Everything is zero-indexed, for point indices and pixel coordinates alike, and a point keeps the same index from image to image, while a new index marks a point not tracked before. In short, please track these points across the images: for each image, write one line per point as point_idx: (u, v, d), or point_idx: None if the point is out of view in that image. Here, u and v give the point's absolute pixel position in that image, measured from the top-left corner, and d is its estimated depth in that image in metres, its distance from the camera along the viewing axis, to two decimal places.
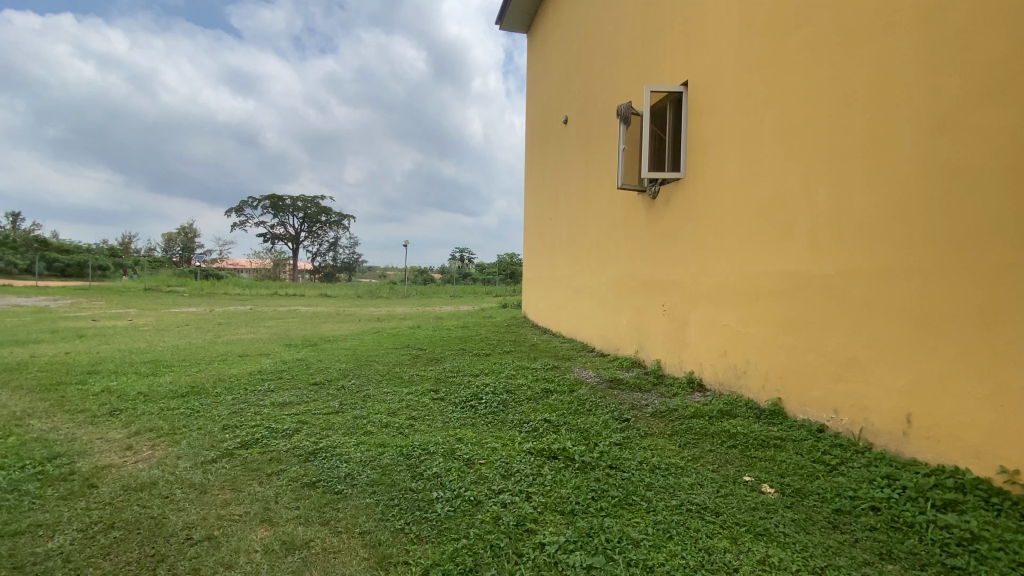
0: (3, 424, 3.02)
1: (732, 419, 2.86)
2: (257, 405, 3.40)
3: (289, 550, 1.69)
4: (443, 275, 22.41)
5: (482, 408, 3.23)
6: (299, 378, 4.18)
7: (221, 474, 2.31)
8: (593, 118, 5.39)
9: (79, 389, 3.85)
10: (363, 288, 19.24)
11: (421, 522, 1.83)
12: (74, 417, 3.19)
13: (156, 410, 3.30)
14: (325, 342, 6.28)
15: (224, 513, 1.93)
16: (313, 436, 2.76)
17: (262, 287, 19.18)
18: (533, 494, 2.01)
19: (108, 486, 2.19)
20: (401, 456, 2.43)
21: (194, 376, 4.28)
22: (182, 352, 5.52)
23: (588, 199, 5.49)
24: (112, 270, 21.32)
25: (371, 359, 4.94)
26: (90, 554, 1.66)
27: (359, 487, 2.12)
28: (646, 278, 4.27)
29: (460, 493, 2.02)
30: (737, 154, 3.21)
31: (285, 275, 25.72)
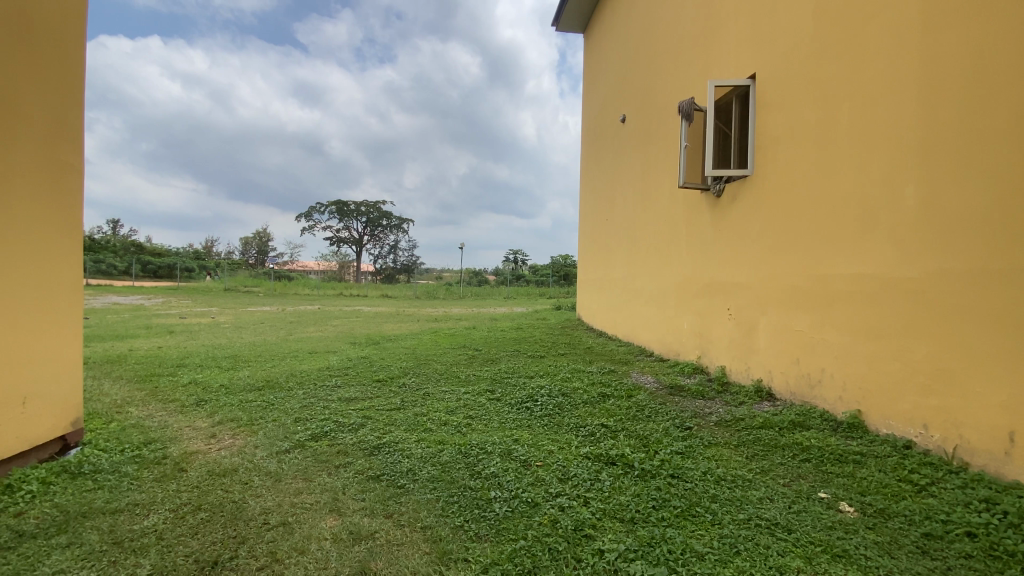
0: (107, 411, 3.36)
1: (805, 431, 2.69)
2: (325, 400, 3.58)
3: (356, 540, 1.76)
4: (497, 277, 22.66)
5: (538, 409, 3.23)
6: (363, 375, 4.37)
7: (294, 463, 2.45)
8: (652, 116, 5.27)
9: (171, 380, 4.23)
10: (421, 288, 19.89)
11: (480, 520, 1.86)
12: (166, 406, 3.51)
13: (236, 402, 3.56)
14: (386, 340, 6.52)
15: (297, 502, 2.05)
16: (376, 432, 2.86)
17: (329, 287, 20.34)
18: (591, 499, 1.99)
19: (195, 471, 2.38)
20: (459, 454, 2.47)
21: (269, 371, 4.59)
22: (258, 348, 5.93)
23: (647, 199, 5.36)
24: (198, 272, 23.29)
25: (429, 358, 5.07)
26: (180, 533, 1.81)
27: (420, 482, 2.18)
28: (709, 281, 4.11)
29: (518, 494, 2.02)
30: (810, 150, 3.02)
31: (348, 277, 27.03)
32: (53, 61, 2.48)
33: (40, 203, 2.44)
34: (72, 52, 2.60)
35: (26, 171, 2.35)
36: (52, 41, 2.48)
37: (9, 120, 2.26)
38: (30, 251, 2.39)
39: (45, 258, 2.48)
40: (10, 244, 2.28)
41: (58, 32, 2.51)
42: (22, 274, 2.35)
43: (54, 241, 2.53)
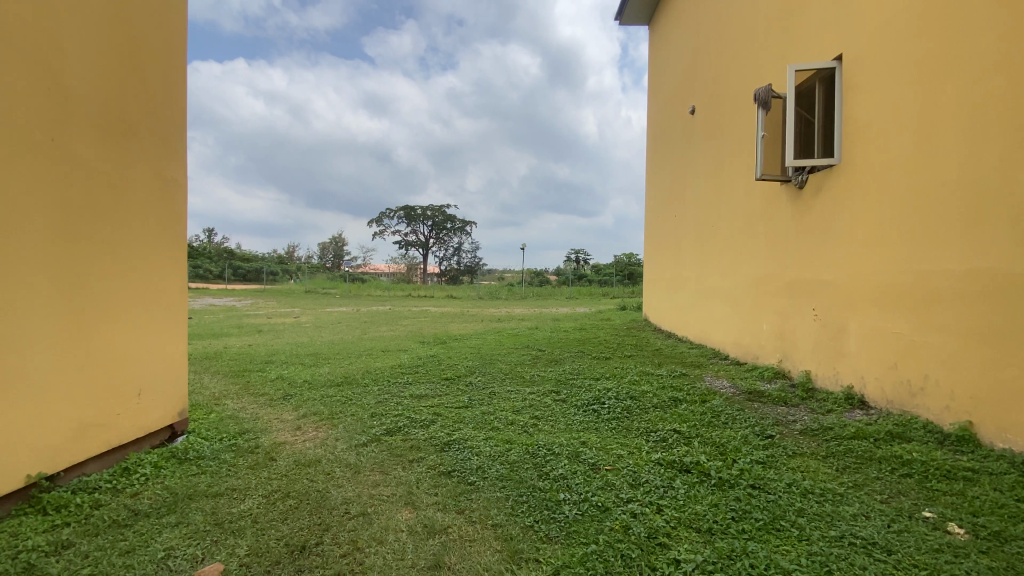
0: (208, 403, 3.71)
1: (905, 443, 2.44)
2: (398, 396, 3.74)
3: (431, 533, 1.82)
4: (559, 277, 22.60)
5: (605, 412, 3.17)
6: (432, 372, 4.51)
7: (371, 456, 2.57)
8: (725, 106, 5.02)
9: (261, 375, 4.59)
10: (484, 289, 20.26)
11: (550, 521, 1.85)
12: (257, 399, 3.81)
13: (317, 396, 3.80)
14: (453, 340, 6.70)
15: (375, 493, 2.15)
16: (446, 429, 2.94)
17: (398, 288, 21.29)
18: (664, 507, 1.92)
19: (284, 460, 2.57)
20: (527, 454, 2.48)
21: (347, 367, 4.86)
22: (336, 346, 6.30)
23: (720, 193, 5.11)
24: (282, 275, 25.14)
25: (494, 357, 5.15)
26: (272, 518, 1.96)
27: (489, 480, 2.21)
28: (790, 279, 3.86)
29: (587, 497, 2.00)
30: (908, 135, 2.75)
31: (415, 278, 28.08)
32: (157, 85, 2.75)
33: (151, 216, 2.72)
34: (176, 75, 2.90)
35: (138, 188, 2.63)
36: (161, 66, 2.78)
37: (124, 142, 2.53)
38: (143, 260, 2.68)
39: (155, 265, 2.77)
40: (127, 254, 2.57)
41: (161, 59, 2.78)
42: (137, 280, 2.64)
43: (163, 248, 2.82)
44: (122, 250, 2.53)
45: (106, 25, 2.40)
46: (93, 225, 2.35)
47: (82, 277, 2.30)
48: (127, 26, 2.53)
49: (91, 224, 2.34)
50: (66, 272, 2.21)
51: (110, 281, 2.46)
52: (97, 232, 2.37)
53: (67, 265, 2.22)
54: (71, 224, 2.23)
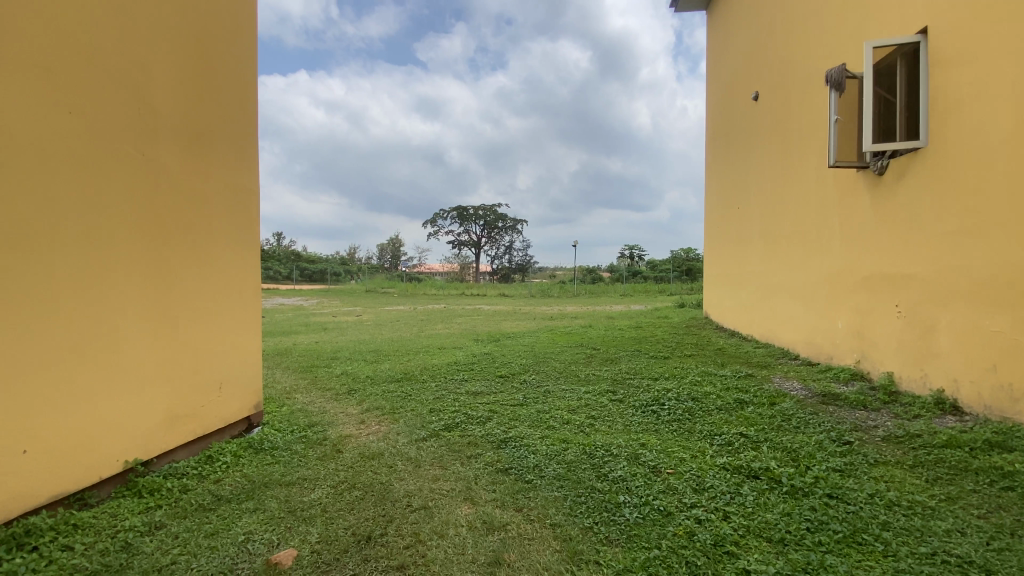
0: (280, 396, 3.96)
1: (1008, 454, 2.19)
2: (455, 392, 3.82)
3: (490, 530, 1.84)
4: (612, 275, 22.25)
5: (665, 413, 3.08)
6: (487, 370, 4.57)
7: (430, 451, 2.64)
8: (792, 90, 4.73)
9: (327, 370, 4.84)
10: (536, 287, 20.30)
11: (610, 524, 1.82)
12: (324, 393, 4.02)
13: (379, 391, 3.95)
14: (506, 337, 6.77)
15: (435, 488, 2.20)
16: (502, 426, 2.97)
17: (453, 287, 21.76)
18: (731, 514, 1.84)
19: (349, 452, 2.69)
20: (584, 454, 2.45)
21: (406, 364, 5.03)
22: (395, 343, 6.54)
23: (788, 183, 4.82)
24: (344, 275, 26.33)
25: (548, 355, 5.14)
26: (340, 508, 2.05)
27: (547, 479, 2.21)
28: (869, 273, 3.57)
29: (649, 501, 1.94)
30: (1009, 111, 2.47)
31: (469, 277, 28.58)
32: (232, 99, 2.95)
33: (229, 223, 2.93)
34: (247, 88, 3.09)
35: (218, 196, 2.84)
36: (235, 81, 2.98)
37: (202, 153, 2.72)
38: (222, 264, 2.89)
39: (233, 269, 2.97)
40: (209, 258, 2.78)
41: (234, 74, 2.98)
42: (217, 282, 2.85)
43: (239, 252, 3.02)
44: (203, 254, 2.73)
45: (184, 45, 2.59)
46: (177, 232, 2.55)
47: (170, 280, 2.50)
48: (204, 45, 2.73)
49: (177, 231, 2.54)
50: (156, 276, 2.42)
51: (194, 284, 2.67)
52: (180, 238, 2.57)
53: (156, 270, 2.42)
54: (158, 231, 2.43)
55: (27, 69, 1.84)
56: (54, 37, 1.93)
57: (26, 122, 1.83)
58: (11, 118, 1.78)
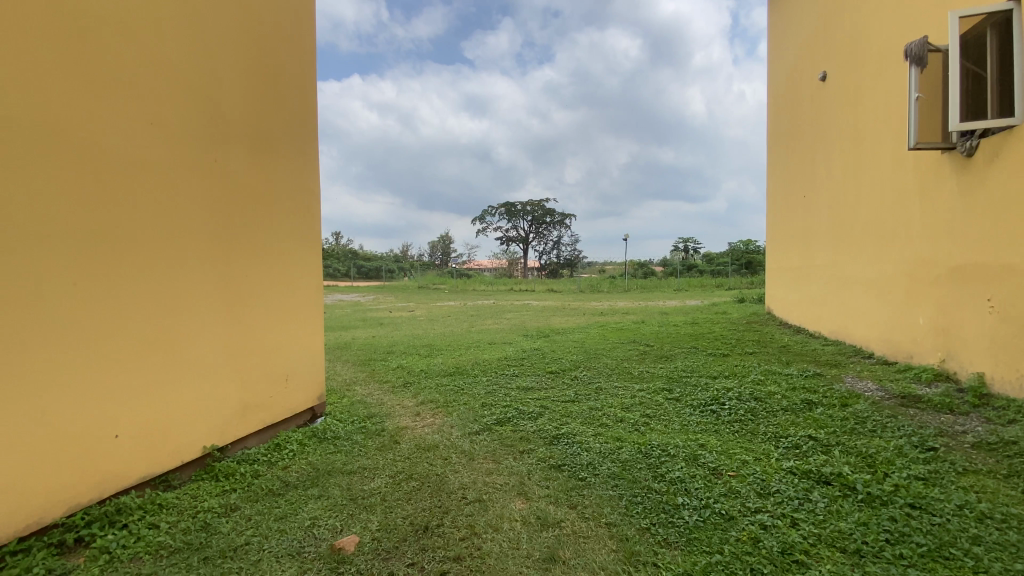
0: (341, 388, 4.14)
1: None
2: (506, 387, 3.85)
3: (544, 526, 1.83)
4: (665, 269, 21.66)
5: (726, 414, 2.96)
6: (537, 365, 4.57)
7: (484, 445, 2.67)
8: (866, 67, 4.38)
9: (383, 364, 5.02)
10: (586, 281, 20.09)
11: (668, 525, 1.77)
12: (381, 386, 4.17)
13: (433, 385, 4.05)
14: (556, 333, 6.74)
15: (489, 481, 2.23)
16: (555, 422, 2.95)
17: (502, 282, 21.93)
18: (800, 521, 1.74)
19: (406, 444, 2.77)
20: (639, 453, 2.40)
21: (458, 358, 5.13)
22: (447, 338, 6.69)
23: (861, 168, 4.47)
24: (397, 273, 27.15)
25: (599, 351, 5.08)
26: (398, 497, 2.12)
27: (601, 477, 2.18)
28: (955, 265, 3.26)
29: (709, 504, 1.88)
30: None
31: (517, 273, 28.73)
32: (294, 105, 3.09)
33: (293, 225, 3.08)
34: (308, 93, 3.23)
35: (282, 198, 3.00)
36: (296, 88, 3.12)
37: (268, 158, 2.87)
38: (287, 263, 3.04)
39: (296, 267, 3.12)
40: (275, 258, 2.94)
41: (296, 81, 3.12)
42: (283, 280, 3.01)
43: (302, 252, 3.17)
44: (270, 253, 2.89)
45: (249, 56, 2.73)
46: (247, 234, 2.71)
47: (240, 279, 2.67)
48: (267, 53, 2.87)
49: (246, 232, 2.71)
50: (228, 275, 2.59)
51: (263, 281, 2.84)
52: (249, 239, 2.73)
53: (227, 269, 2.58)
54: (229, 232, 2.59)
55: (113, 85, 2.00)
56: (136, 56, 2.09)
57: (111, 134, 1.99)
58: (101, 131, 1.95)
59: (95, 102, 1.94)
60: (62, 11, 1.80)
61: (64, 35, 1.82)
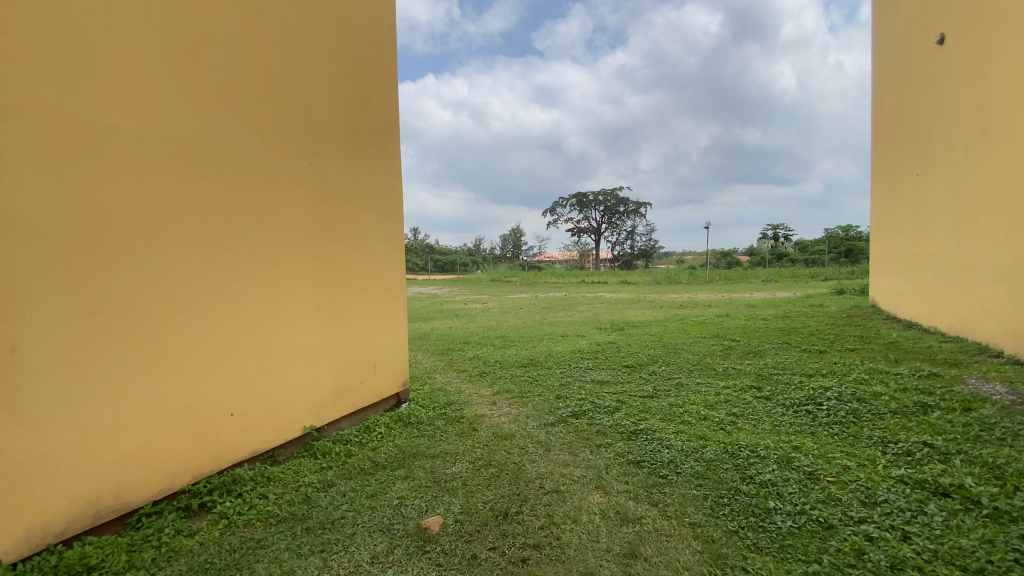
0: (422, 376, 4.35)
1: None
2: (581, 380, 3.83)
3: (624, 521, 1.81)
4: (750, 259, 20.34)
5: (823, 415, 2.74)
6: (613, 358, 4.51)
7: (560, 437, 2.68)
8: (995, 23, 3.81)
9: (460, 353, 5.20)
10: (662, 272, 19.39)
11: (758, 530, 1.68)
12: (459, 375, 4.32)
13: (509, 375, 4.13)
14: (631, 326, 6.59)
15: (566, 473, 2.24)
16: (632, 417, 2.90)
17: (574, 274, 21.78)
18: (913, 535, 1.57)
19: (484, 432, 2.85)
20: (725, 453, 2.29)
21: (531, 350, 5.18)
22: (521, 329, 6.78)
23: (989, 140, 3.91)
24: (471, 266, 27.84)
25: (678, 346, 4.90)
26: (478, 483, 2.19)
27: (684, 476, 2.11)
28: None
29: (805, 510, 1.75)
30: None
31: (590, 265, 28.39)
32: (379, 108, 3.27)
33: (378, 223, 3.25)
34: (390, 95, 3.38)
35: (369, 197, 3.17)
36: (379, 91, 3.28)
37: (356, 159, 3.05)
38: (373, 259, 3.22)
39: (381, 262, 3.30)
40: (363, 253, 3.13)
41: (379, 85, 3.28)
42: (370, 275, 3.19)
43: (386, 247, 3.35)
44: (358, 249, 3.08)
45: (337, 63, 2.91)
46: (338, 231, 2.90)
47: (333, 273, 2.87)
48: (354, 60, 3.04)
49: (337, 230, 2.90)
50: (322, 270, 2.79)
51: (352, 275, 3.03)
52: (340, 236, 2.93)
53: (322, 264, 2.79)
54: (323, 230, 2.80)
55: (225, 99, 2.22)
56: (242, 72, 2.30)
57: (224, 143, 2.21)
58: (215, 142, 2.17)
59: (211, 115, 2.16)
60: (180, 35, 2.03)
61: (184, 57, 2.04)
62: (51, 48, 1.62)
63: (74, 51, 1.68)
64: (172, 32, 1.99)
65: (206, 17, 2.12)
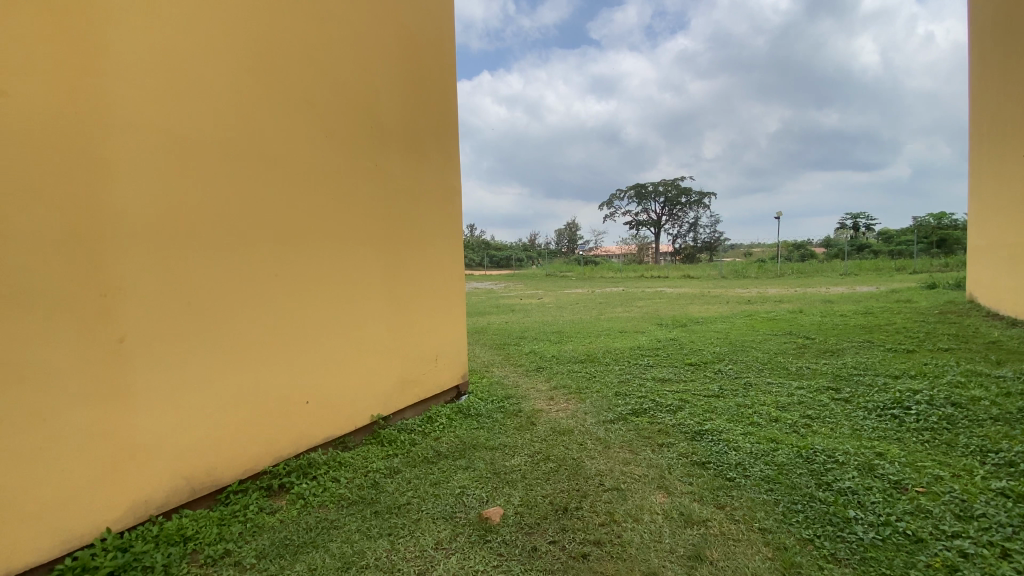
0: (480, 369, 4.44)
1: None
2: (641, 377, 3.75)
3: (688, 523, 1.77)
4: (826, 252, 18.98)
5: (911, 420, 2.52)
6: (674, 355, 4.38)
7: (619, 434, 2.65)
8: None
9: (517, 348, 5.25)
10: (727, 266, 18.55)
11: (836, 540, 1.58)
12: (517, 369, 4.36)
13: (566, 371, 4.12)
14: (694, 322, 6.37)
15: (627, 471, 2.21)
16: (696, 417, 2.80)
17: (632, 268, 21.29)
18: (1018, 554, 1.42)
19: (542, 426, 2.86)
20: (798, 458, 2.16)
21: (589, 345, 5.14)
22: (578, 324, 6.74)
23: None
24: (526, 261, 27.95)
25: (745, 343, 4.68)
26: (538, 477, 2.21)
27: (753, 479, 2.02)
28: None
29: (890, 521, 1.63)
30: None
31: (649, 259, 27.68)
32: (439, 107, 3.35)
33: (438, 220, 3.34)
34: (449, 95, 3.46)
35: (430, 195, 3.26)
36: (439, 90, 3.36)
37: (417, 158, 3.14)
38: (434, 256, 3.31)
39: (442, 259, 3.39)
40: (425, 250, 3.22)
41: (440, 86, 3.36)
42: (431, 271, 3.29)
43: (446, 244, 3.43)
44: (420, 246, 3.18)
45: (400, 66, 3.01)
46: (401, 229, 3.01)
47: (397, 269, 2.98)
48: (415, 62, 3.13)
49: (400, 228, 3.01)
50: (387, 267, 2.91)
51: (415, 271, 3.13)
52: (404, 234, 3.03)
53: (387, 261, 2.91)
54: (388, 228, 2.91)
55: (299, 106, 2.36)
56: (314, 79, 2.44)
57: (298, 147, 2.35)
58: (291, 147, 2.32)
59: (286, 122, 2.30)
60: (258, 48, 2.17)
61: (263, 68, 2.19)
62: (149, 67, 1.78)
63: (167, 68, 1.84)
64: (250, 45, 2.14)
65: (281, 29, 2.27)
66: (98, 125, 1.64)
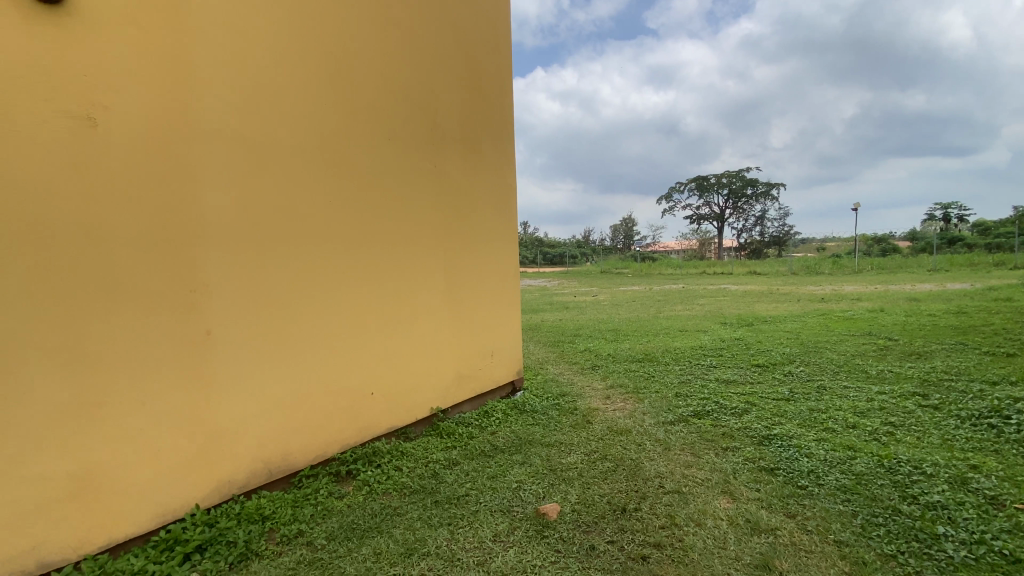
0: (535, 366, 4.45)
1: None
2: (703, 378, 3.62)
3: (755, 531, 1.69)
4: (912, 246, 17.40)
5: (1014, 430, 2.27)
6: (739, 356, 4.19)
7: (680, 436, 2.57)
8: None
9: (572, 346, 5.22)
10: (797, 262, 17.46)
11: (922, 557, 1.46)
12: (572, 367, 4.34)
13: (623, 369, 4.05)
14: (759, 321, 6.06)
15: (689, 474, 2.14)
16: (764, 421, 2.67)
17: (692, 265, 20.52)
18: None
19: (599, 425, 2.83)
20: (879, 468, 2.01)
21: (647, 344, 5.02)
22: (635, 323, 6.60)
23: None
24: (580, 258, 27.68)
25: (818, 344, 4.39)
26: (595, 475, 2.19)
27: (827, 488, 1.90)
28: None
29: (987, 540, 1.48)
30: None
31: (710, 255, 26.59)
32: (495, 106, 3.38)
33: (494, 217, 3.38)
34: (505, 92, 3.49)
35: (486, 193, 3.31)
36: (495, 88, 3.40)
37: (475, 157, 3.19)
38: (491, 252, 3.36)
39: (498, 256, 3.43)
40: (481, 247, 3.27)
41: (496, 84, 3.40)
42: (488, 268, 3.33)
43: (502, 241, 3.46)
44: (477, 243, 3.23)
45: (458, 66, 3.07)
46: (459, 226, 3.07)
47: (454, 266, 3.05)
48: (472, 62, 3.18)
49: (458, 225, 3.07)
50: (446, 263, 2.98)
51: (472, 268, 3.19)
52: (461, 231, 3.09)
53: (446, 257, 2.98)
54: (446, 225, 2.98)
55: (364, 110, 2.46)
56: (377, 83, 2.54)
57: (363, 150, 2.46)
58: (356, 150, 2.42)
59: (352, 126, 2.41)
60: (327, 56, 2.29)
61: (331, 75, 2.31)
62: (232, 80, 1.93)
63: (247, 79, 1.99)
64: (320, 54, 2.26)
65: (347, 36, 2.38)
66: (189, 135, 1.80)
